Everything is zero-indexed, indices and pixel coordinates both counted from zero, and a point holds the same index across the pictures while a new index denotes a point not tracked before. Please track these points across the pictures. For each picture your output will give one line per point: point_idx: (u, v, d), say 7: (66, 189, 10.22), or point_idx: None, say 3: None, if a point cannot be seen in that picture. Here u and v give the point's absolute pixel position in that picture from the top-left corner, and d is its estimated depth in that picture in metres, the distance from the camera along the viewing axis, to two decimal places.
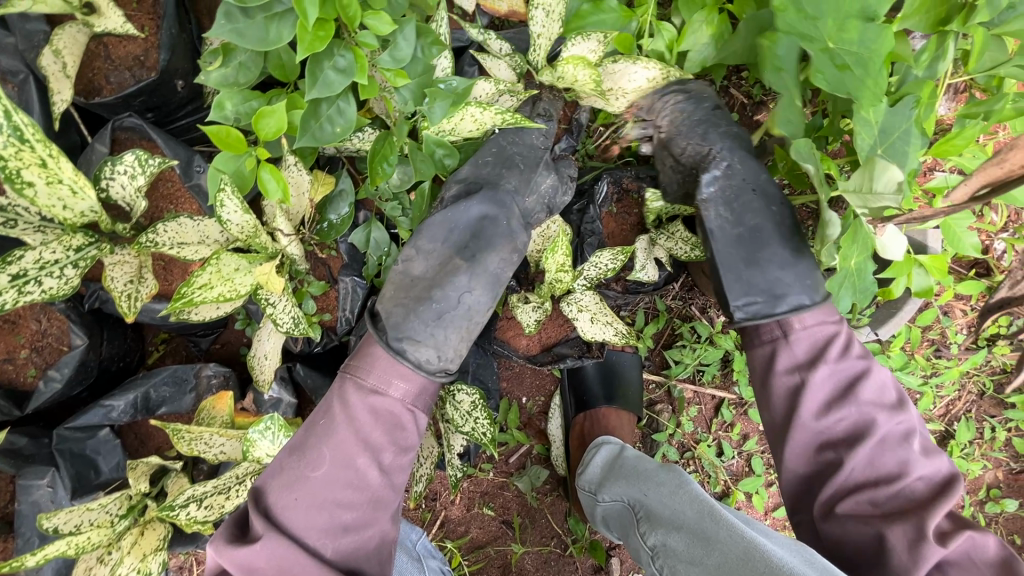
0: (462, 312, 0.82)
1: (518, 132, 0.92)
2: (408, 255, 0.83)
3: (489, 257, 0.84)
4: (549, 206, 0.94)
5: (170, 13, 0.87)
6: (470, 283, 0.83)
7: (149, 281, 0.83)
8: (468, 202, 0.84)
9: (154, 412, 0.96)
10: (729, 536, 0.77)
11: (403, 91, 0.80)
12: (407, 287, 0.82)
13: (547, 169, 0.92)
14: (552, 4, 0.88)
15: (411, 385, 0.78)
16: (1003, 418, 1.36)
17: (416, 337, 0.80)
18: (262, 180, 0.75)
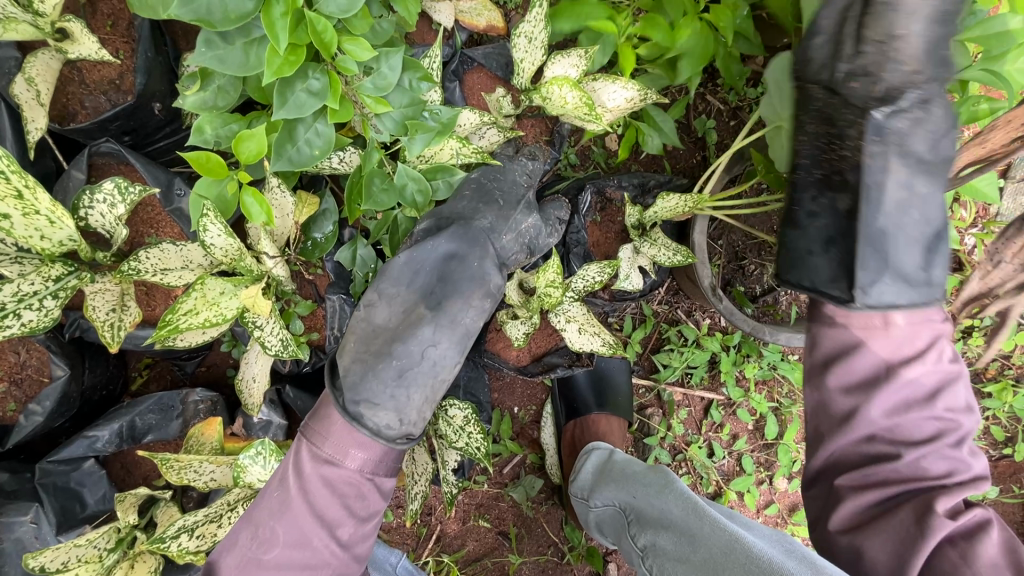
0: (427, 367, 0.80)
1: (499, 171, 0.93)
2: (371, 299, 0.81)
3: (455, 305, 0.82)
4: (529, 245, 0.92)
5: (145, 36, 0.86)
6: (434, 336, 0.81)
7: (132, 308, 0.82)
8: (436, 244, 0.83)
9: (140, 441, 0.94)
10: (713, 531, 0.77)
11: (387, 121, 0.81)
12: (368, 340, 0.80)
13: (528, 210, 0.91)
14: (533, 31, 0.91)
15: (371, 454, 0.74)
16: (981, 407, 1.40)
17: (374, 400, 0.76)
18: (245, 204, 0.74)
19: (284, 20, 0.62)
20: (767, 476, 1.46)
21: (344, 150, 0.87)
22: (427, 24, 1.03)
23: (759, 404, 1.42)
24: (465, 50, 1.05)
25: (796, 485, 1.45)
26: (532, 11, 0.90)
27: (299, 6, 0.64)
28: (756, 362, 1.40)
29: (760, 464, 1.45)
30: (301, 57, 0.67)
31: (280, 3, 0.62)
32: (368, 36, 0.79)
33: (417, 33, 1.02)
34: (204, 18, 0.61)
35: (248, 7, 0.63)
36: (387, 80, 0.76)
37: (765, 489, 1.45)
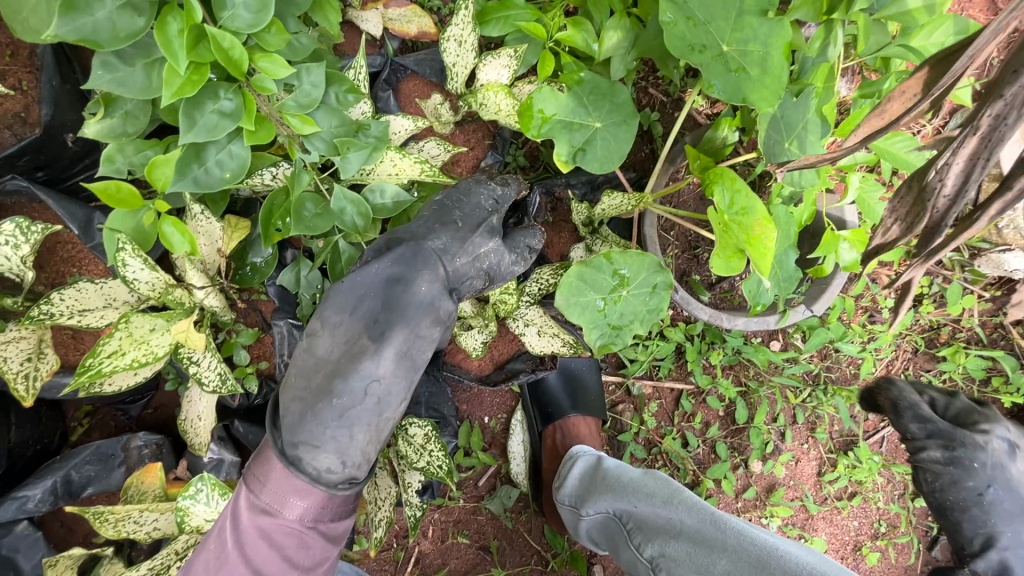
0: (371, 405, 0.72)
1: (462, 192, 0.85)
2: (313, 328, 0.74)
3: (403, 335, 0.74)
4: (488, 273, 0.84)
5: (49, 64, 0.81)
6: (379, 369, 0.72)
7: (50, 356, 0.75)
8: (379, 266, 0.75)
9: (79, 496, 0.88)
10: (738, 543, 0.81)
11: (316, 142, 0.78)
12: (309, 375, 0.73)
13: (489, 233, 0.83)
14: (464, 34, 0.90)
15: (312, 502, 0.68)
16: (937, 371, 1.49)
17: (313, 442, 0.69)
18: (165, 235, 0.70)
19: (182, 37, 0.59)
20: (742, 460, 1.47)
21: (276, 165, 0.82)
22: (356, 33, 1.00)
23: (728, 389, 1.42)
24: (398, 58, 1.02)
25: (771, 467, 1.47)
26: (458, 14, 0.88)
27: (199, 22, 0.60)
28: (721, 349, 1.41)
29: (734, 449, 1.47)
30: (207, 76, 0.63)
31: (175, 21, 0.59)
32: (285, 52, 0.73)
33: (346, 43, 1.00)
34: (88, 38, 0.57)
35: (139, 24, 0.60)
36: (310, 96, 0.72)
37: (742, 473, 1.47)
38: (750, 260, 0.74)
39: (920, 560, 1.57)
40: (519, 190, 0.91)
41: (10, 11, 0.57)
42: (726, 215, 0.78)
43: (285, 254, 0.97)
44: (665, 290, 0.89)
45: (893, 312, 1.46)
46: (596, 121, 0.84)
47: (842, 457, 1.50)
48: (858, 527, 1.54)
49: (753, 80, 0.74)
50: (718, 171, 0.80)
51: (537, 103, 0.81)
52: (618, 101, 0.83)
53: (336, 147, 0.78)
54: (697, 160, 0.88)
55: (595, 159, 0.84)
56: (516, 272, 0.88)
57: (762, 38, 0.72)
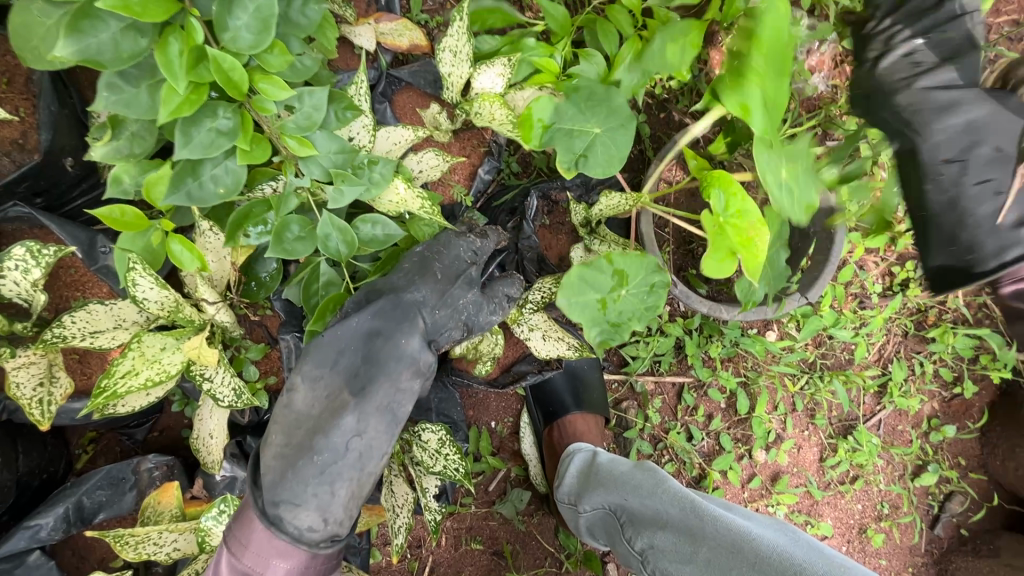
0: (352, 460, 0.73)
1: (443, 243, 0.85)
2: (293, 384, 0.75)
3: (383, 389, 0.75)
4: (467, 323, 0.85)
5: (46, 90, 0.82)
6: (359, 425, 0.73)
7: (62, 379, 0.74)
8: (358, 320, 0.76)
9: (91, 522, 0.87)
10: (715, 529, 0.86)
11: (312, 167, 0.78)
12: (289, 432, 0.73)
13: (469, 283, 0.84)
14: (458, 45, 0.92)
15: (294, 562, 0.70)
16: (928, 352, 1.57)
17: (295, 501, 0.70)
18: (174, 253, 0.71)
19: (182, 58, 0.61)
20: (746, 450, 1.49)
21: (276, 179, 0.79)
22: (350, 49, 1.02)
23: (728, 380, 1.45)
24: (391, 71, 1.04)
25: (774, 456, 1.50)
26: (453, 25, 0.90)
27: (200, 44, 0.62)
28: (719, 341, 1.44)
29: (738, 439, 1.49)
30: (205, 95, 0.64)
31: (176, 42, 0.61)
32: (287, 73, 0.74)
33: (340, 59, 1.01)
34: (92, 59, 0.58)
35: (142, 45, 0.61)
36: (310, 118, 0.73)
37: (746, 463, 1.49)
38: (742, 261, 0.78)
39: (924, 538, 1.61)
40: (497, 242, 0.91)
41: (22, 41, 0.60)
42: (721, 217, 0.81)
43: (289, 268, 0.98)
44: (662, 287, 0.93)
45: (882, 297, 1.52)
46: (595, 127, 0.86)
47: (842, 441, 1.53)
48: (862, 510, 1.57)
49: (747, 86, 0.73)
50: (723, 174, 0.83)
51: (536, 112, 0.85)
52: (614, 104, 0.86)
53: (332, 176, 0.79)
54: (694, 161, 0.93)
55: (597, 164, 0.86)
56: (494, 321, 0.88)
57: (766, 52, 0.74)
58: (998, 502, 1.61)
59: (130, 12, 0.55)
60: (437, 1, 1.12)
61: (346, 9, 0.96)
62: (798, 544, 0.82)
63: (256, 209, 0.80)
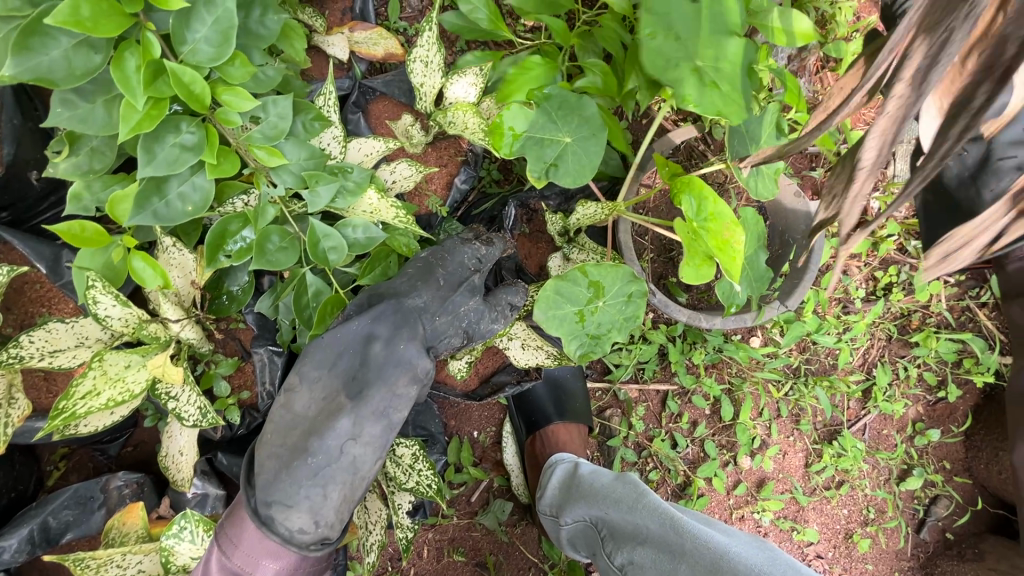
0: (346, 464, 0.71)
1: (446, 250, 0.85)
2: (291, 383, 0.73)
3: (381, 394, 0.73)
4: (467, 331, 0.84)
5: (9, 103, 0.81)
6: (355, 428, 0.71)
7: (21, 400, 0.72)
8: (357, 325, 0.74)
9: (57, 542, 0.86)
10: (693, 546, 0.84)
11: (283, 174, 0.77)
12: (284, 433, 0.71)
13: (471, 291, 0.84)
14: (429, 55, 0.91)
15: (282, 564, 0.69)
16: (912, 357, 1.57)
17: (286, 503, 0.69)
18: (135, 270, 0.69)
19: (139, 73, 0.60)
20: (731, 457, 1.49)
21: (247, 193, 0.79)
22: (323, 58, 1.01)
23: (712, 387, 1.45)
24: (365, 81, 1.03)
25: (759, 462, 1.49)
26: (424, 35, 0.89)
27: (157, 58, 0.61)
28: (702, 348, 1.44)
29: (723, 445, 1.49)
30: (165, 111, 0.63)
31: (132, 57, 0.59)
32: (250, 84, 0.73)
33: (313, 68, 1.00)
34: (43, 76, 0.57)
35: (95, 61, 0.60)
36: (276, 127, 0.72)
37: (731, 470, 1.49)
38: (720, 264, 0.77)
39: (910, 543, 1.61)
40: (503, 249, 0.91)
41: None
42: (694, 222, 0.81)
43: (263, 281, 0.96)
44: (640, 297, 0.92)
45: (865, 301, 1.52)
46: (566, 135, 0.86)
47: (827, 447, 1.53)
48: (847, 515, 1.57)
49: (719, 91, 0.77)
50: (686, 181, 0.83)
51: (507, 121, 0.84)
52: (587, 114, 0.85)
53: (304, 180, 0.76)
54: (666, 168, 0.92)
55: (567, 174, 0.86)
56: (494, 330, 0.89)
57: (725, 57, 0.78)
58: (984, 506, 1.61)
59: (82, 28, 0.53)
60: (412, 8, 1.12)
61: (317, 19, 0.95)
62: (778, 565, 0.80)
63: (231, 227, 0.78)
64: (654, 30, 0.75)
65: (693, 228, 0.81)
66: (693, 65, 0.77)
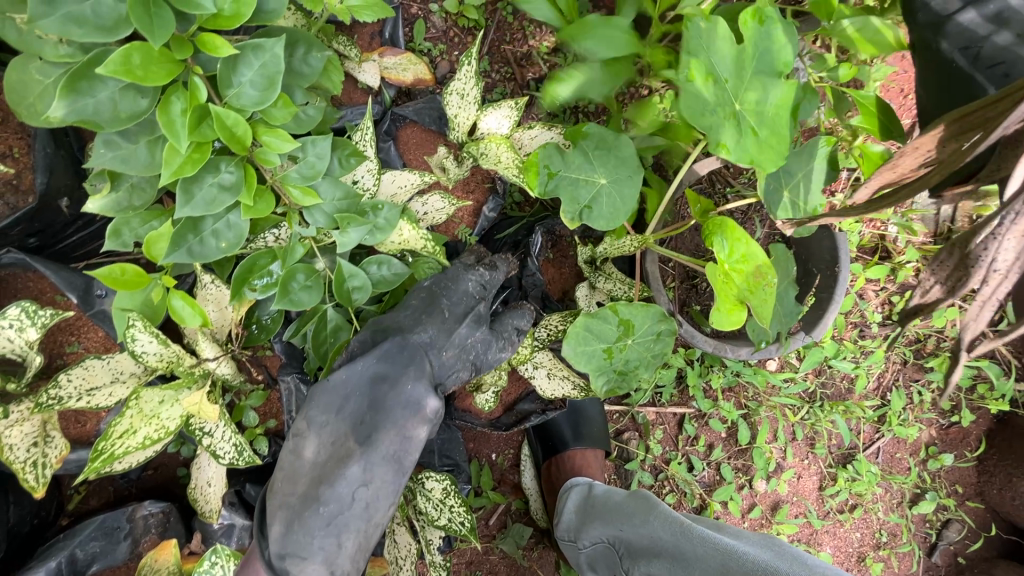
0: (358, 511, 0.70)
1: (450, 278, 0.83)
2: (299, 430, 0.72)
3: (389, 438, 0.71)
4: (475, 362, 0.82)
5: (42, 132, 0.80)
6: (365, 475, 0.70)
7: (57, 439, 0.72)
8: (362, 365, 0.73)
9: (84, 573, 0.85)
10: (706, 551, 0.85)
11: (317, 215, 0.76)
12: (296, 480, 0.71)
13: (476, 320, 0.81)
14: (465, 87, 0.90)
15: None
16: (926, 381, 1.58)
17: (301, 553, 0.69)
18: (174, 308, 0.68)
19: (184, 117, 0.59)
20: (747, 481, 1.49)
21: (280, 227, 0.79)
22: (353, 84, 1.01)
23: (730, 412, 1.45)
24: (395, 108, 1.02)
25: (774, 485, 1.49)
26: (461, 69, 0.89)
27: (202, 101, 0.60)
28: (720, 372, 1.44)
29: (739, 469, 1.49)
30: (208, 153, 0.62)
31: (179, 100, 0.59)
32: (291, 124, 0.72)
33: (343, 94, 1.00)
34: (89, 119, 0.56)
35: (141, 105, 0.59)
36: (314, 167, 0.71)
37: (747, 493, 1.49)
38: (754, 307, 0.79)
39: (922, 566, 1.61)
40: (509, 270, 0.87)
41: (18, 99, 0.58)
42: (726, 264, 0.82)
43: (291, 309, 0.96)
44: (670, 335, 0.92)
45: (882, 326, 1.53)
46: (602, 177, 0.85)
47: (842, 470, 1.54)
48: (861, 538, 1.57)
49: (762, 138, 0.79)
50: (717, 221, 0.84)
51: (542, 160, 0.84)
52: (623, 155, 0.85)
53: (336, 221, 0.75)
54: (697, 206, 0.93)
55: (602, 216, 0.86)
56: (503, 356, 0.85)
57: (769, 98, 0.80)
58: (995, 531, 1.62)
59: (131, 76, 0.53)
60: (439, 31, 1.11)
61: (350, 47, 0.95)
62: (790, 559, 0.83)
63: (261, 261, 0.76)
64: (694, 72, 0.76)
65: (727, 268, 0.82)
66: (729, 110, 0.79)
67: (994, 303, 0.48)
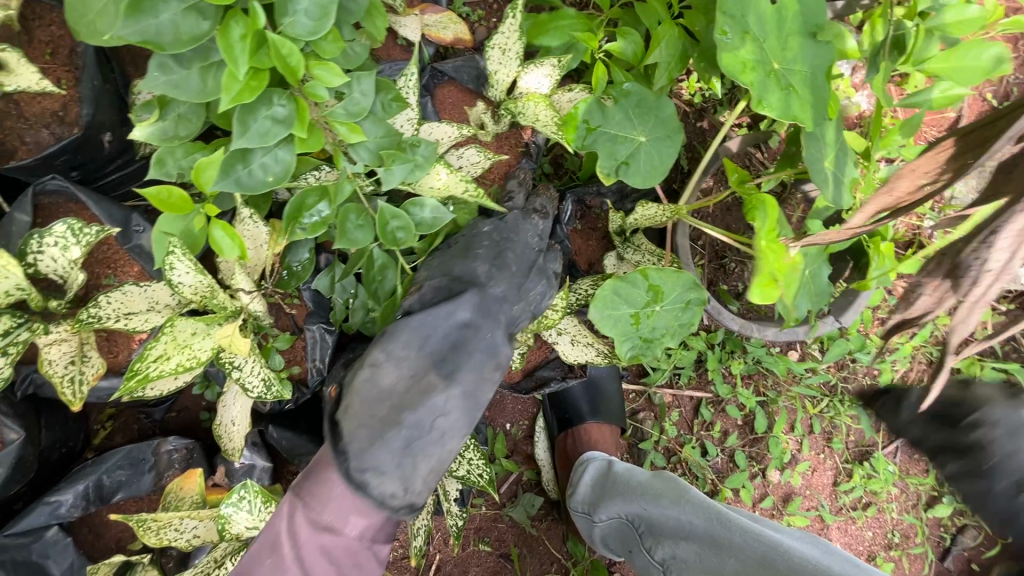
0: (434, 437, 0.74)
1: (512, 229, 0.91)
2: (375, 360, 0.75)
3: (468, 375, 0.78)
4: (534, 313, 0.89)
5: (91, 64, 0.81)
6: (446, 404, 0.75)
7: (94, 359, 0.74)
8: (450, 309, 0.80)
9: (109, 501, 0.86)
10: (743, 539, 0.83)
11: (362, 151, 0.76)
12: (372, 403, 0.73)
13: (538, 276, 0.89)
14: (508, 43, 0.90)
15: (371, 523, 0.70)
16: (951, 384, 1.53)
17: (380, 469, 0.70)
18: (215, 239, 0.69)
19: (244, 42, 0.59)
20: (760, 470, 1.47)
21: (319, 169, 0.80)
22: (393, 40, 1.01)
23: (748, 399, 1.43)
24: (435, 65, 1.02)
25: (788, 476, 1.47)
26: (506, 22, 0.88)
27: (262, 28, 0.60)
28: (741, 358, 1.42)
29: (753, 457, 1.46)
30: (264, 81, 0.62)
31: (239, 25, 0.59)
32: (340, 58, 0.73)
33: (383, 49, 1.00)
34: (151, 40, 0.57)
35: (203, 28, 0.60)
36: (359, 104, 0.71)
37: (760, 483, 1.47)
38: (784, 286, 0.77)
39: (933, 570, 1.58)
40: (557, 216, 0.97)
41: (76, 16, 0.59)
42: (762, 240, 0.79)
43: (320, 259, 0.97)
44: (698, 305, 0.91)
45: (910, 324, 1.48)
46: (640, 135, 0.85)
47: (858, 467, 1.51)
48: (872, 537, 1.55)
49: (804, 97, 0.79)
50: (756, 196, 0.83)
51: (582, 114, 0.85)
52: (663, 115, 0.85)
53: (381, 158, 0.77)
54: (735, 175, 0.90)
55: (639, 173, 0.85)
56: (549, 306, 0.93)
57: (809, 60, 0.79)
58: None
59: None
60: None
61: None
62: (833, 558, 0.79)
63: (309, 200, 0.77)
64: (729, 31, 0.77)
65: (765, 245, 0.79)
66: (770, 68, 0.79)
67: (985, 303, 0.53)
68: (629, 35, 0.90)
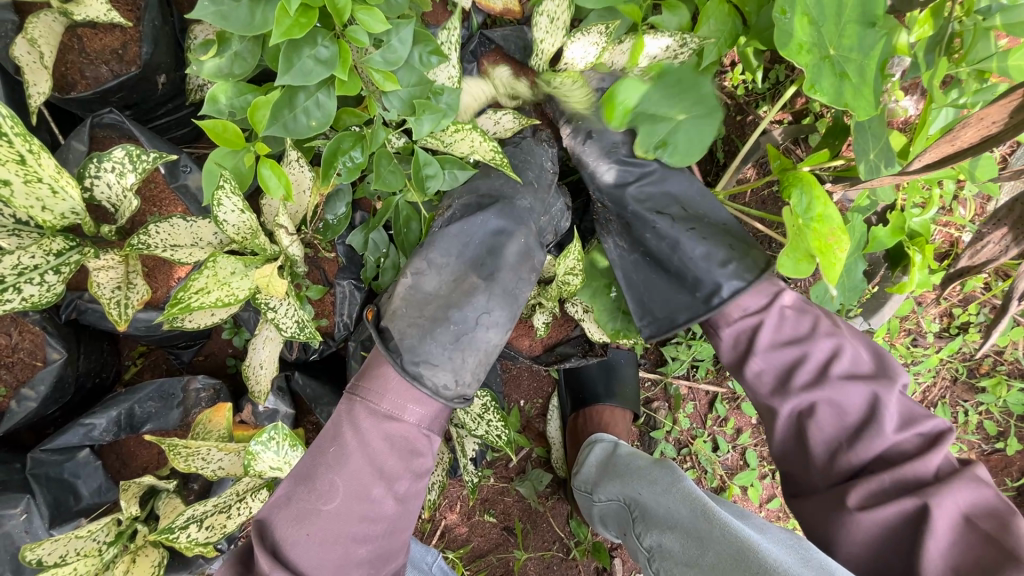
0: (479, 334, 0.86)
1: (527, 152, 0.96)
2: (419, 269, 0.85)
3: (506, 275, 0.88)
4: (555, 230, 0.99)
5: (152, 4, 0.83)
6: (487, 304, 0.86)
7: (139, 286, 0.77)
8: (484, 219, 0.88)
9: (139, 430, 0.89)
10: (723, 535, 0.75)
11: (393, 100, 0.77)
12: (421, 306, 0.84)
13: (557, 193, 0.98)
14: (555, 12, 0.87)
15: (427, 410, 0.81)
16: (975, 402, 1.48)
17: (433, 361, 0.82)
18: (262, 176, 0.71)
19: None
20: (770, 471, 1.45)
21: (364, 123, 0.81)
22: (443, 4, 1.00)
23: None
24: (483, 32, 1.02)
25: None
26: None
27: None
28: None
29: (764, 457, 1.45)
30: (313, 20, 0.63)
31: None
32: (382, 8, 0.74)
33: (431, 13, 1.00)
34: None
35: None
36: (397, 54, 0.72)
37: (769, 483, 1.45)
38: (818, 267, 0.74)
39: None
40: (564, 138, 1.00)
41: None
42: (800, 218, 0.78)
43: (355, 215, 0.99)
44: None
45: (937, 337, 1.45)
46: (680, 113, 0.84)
47: None
48: None
49: (855, 84, 0.77)
50: (799, 174, 0.81)
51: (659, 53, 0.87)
52: (702, 92, 0.83)
53: (413, 107, 0.78)
54: (778, 160, 0.90)
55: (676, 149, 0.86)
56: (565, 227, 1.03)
57: (865, 49, 0.76)
58: None
59: None
60: None
61: None
62: (809, 566, 0.66)
63: (343, 146, 0.79)
64: (783, 12, 0.76)
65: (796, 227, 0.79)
66: (822, 53, 0.78)
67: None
68: (675, 10, 0.88)
